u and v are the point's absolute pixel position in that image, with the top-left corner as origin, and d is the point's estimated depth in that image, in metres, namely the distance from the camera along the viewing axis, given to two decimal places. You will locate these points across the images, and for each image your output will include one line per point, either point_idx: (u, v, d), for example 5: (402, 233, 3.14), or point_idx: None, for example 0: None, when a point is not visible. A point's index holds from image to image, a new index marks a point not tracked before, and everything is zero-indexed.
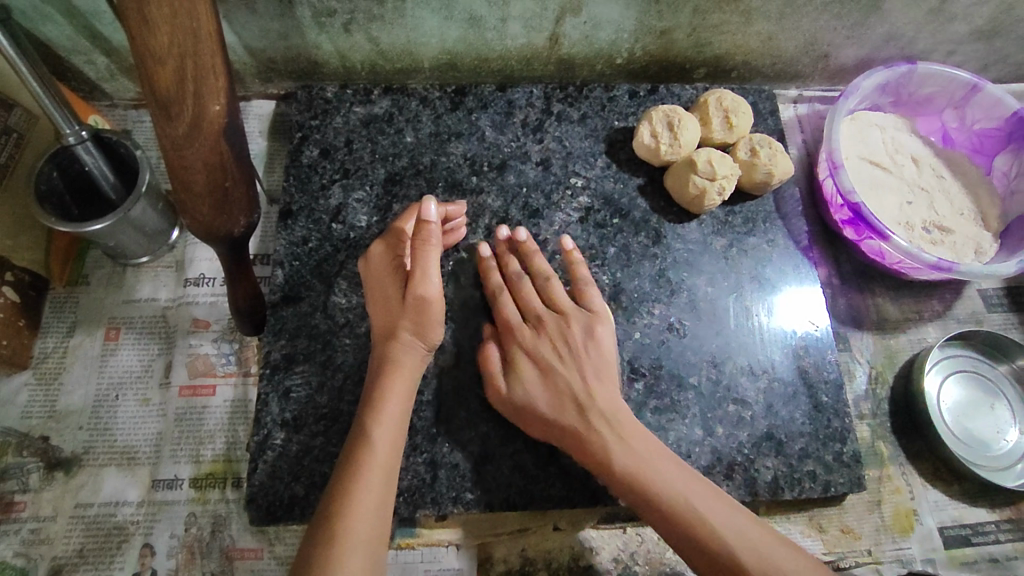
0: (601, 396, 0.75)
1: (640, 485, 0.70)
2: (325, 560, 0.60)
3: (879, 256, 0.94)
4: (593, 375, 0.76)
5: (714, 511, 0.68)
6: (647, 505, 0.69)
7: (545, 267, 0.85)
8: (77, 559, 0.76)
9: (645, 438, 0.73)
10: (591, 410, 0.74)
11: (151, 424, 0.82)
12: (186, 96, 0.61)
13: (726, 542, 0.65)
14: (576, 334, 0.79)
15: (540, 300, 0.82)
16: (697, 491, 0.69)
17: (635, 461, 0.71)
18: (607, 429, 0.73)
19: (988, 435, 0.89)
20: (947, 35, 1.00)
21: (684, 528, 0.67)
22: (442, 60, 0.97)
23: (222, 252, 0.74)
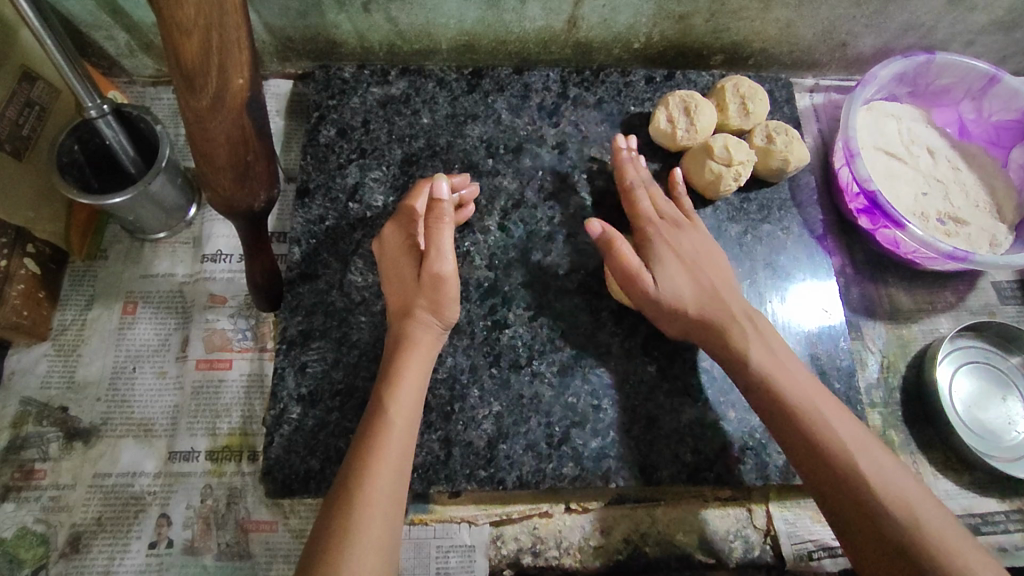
0: (777, 369, 0.71)
1: (816, 447, 0.66)
2: (345, 528, 0.61)
3: (893, 246, 0.94)
4: (767, 356, 0.72)
5: (894, 475, 0.63)
6: (837, 486, 0.64)
7: (679, 242, 0.81)
8: (95, 527, 0.77)
9: (823, 398, 0.70)
10: (777, 377, 0.71)
11: (167, 396, 0.83)
12: (211, 69, 0.62)
13: (902, 501, 0.61)
14: (732, 316, 0.75)
15: (674, 278, 0.78)
16: (890, 465, 0.64)
17: (808, 399, 0.69)
18: (815, 399, 0.69)
19: (999, 425, 0.90)
20: (968, 25, 0.99)
21: (887, 501, 0.61)
22: (460, 42, 0.97)
23: (242, 226, 0.75)
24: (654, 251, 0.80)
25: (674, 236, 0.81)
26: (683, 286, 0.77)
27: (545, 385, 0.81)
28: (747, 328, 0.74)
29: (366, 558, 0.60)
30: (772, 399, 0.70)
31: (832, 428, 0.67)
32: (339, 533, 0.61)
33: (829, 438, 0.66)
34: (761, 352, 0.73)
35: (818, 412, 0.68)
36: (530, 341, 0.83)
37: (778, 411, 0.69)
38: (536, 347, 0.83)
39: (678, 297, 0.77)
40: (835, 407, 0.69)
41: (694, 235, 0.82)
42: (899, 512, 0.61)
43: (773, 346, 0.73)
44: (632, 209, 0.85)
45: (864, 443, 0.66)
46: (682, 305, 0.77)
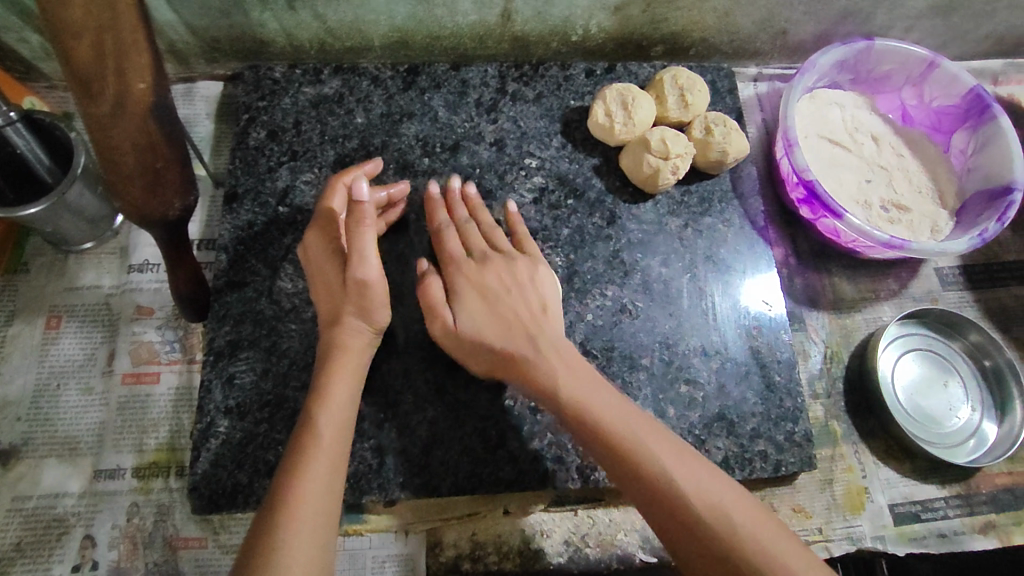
0: (589, 398, 0.67)
1: (679, 523, 0.58)
2: (270, 543, 0.58)
3: (834, 235, 0.93)
4: (570, 377, 0.69)
5: (732, 513, 0.58)
6: (689, 544, 0.57)
7: (485, 279, 0.77)
8: (15, 552, 0.75)
9: (642, 420, 0.66)
10: (586, 408, 0.66)
11: (92, 414, 0.81)
12: (107, 74, 0.58)
13: (716, 508, 0.58)
14: (526, 339, 0.73)
15: (471, 311, 0.75)
16: (714, 485, 0.60)
17: (619, 431, 0.64)
18: (622, 425, 0.65)
19: (940, 413, 0.90)
20: (906, 10, 0.98)
21: (693, 500, 0.59)
22: (393, 38, 0.94)
23: (159, 234, 0.72)
24: (455, 288, 0.77)
25: (479, 273, 0.77)
26: (480, 316, 0.75)
27: (481, 388, 0.79)
28: (554, 360, 0.71)
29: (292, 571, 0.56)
30: (605, 439, 0.64)
31: (650, 458, 0.62)
32: (266, 543, 0.58)
33: (632, 449, 0.63)
34: (485, 314, 0.75)
35: (621, 415, 0.66)
36: None
37: (613, 463, 0.63)
38: None
39: (480, 334, 0.74)
40: (649, 431, 0.64)
41: (502, 267, 0.78)
42: (756, 555, 0.55)
43: (606, 396, 0.68)
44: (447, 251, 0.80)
45: (619, 410, 0.66)
46: (481, 339, 0.74)
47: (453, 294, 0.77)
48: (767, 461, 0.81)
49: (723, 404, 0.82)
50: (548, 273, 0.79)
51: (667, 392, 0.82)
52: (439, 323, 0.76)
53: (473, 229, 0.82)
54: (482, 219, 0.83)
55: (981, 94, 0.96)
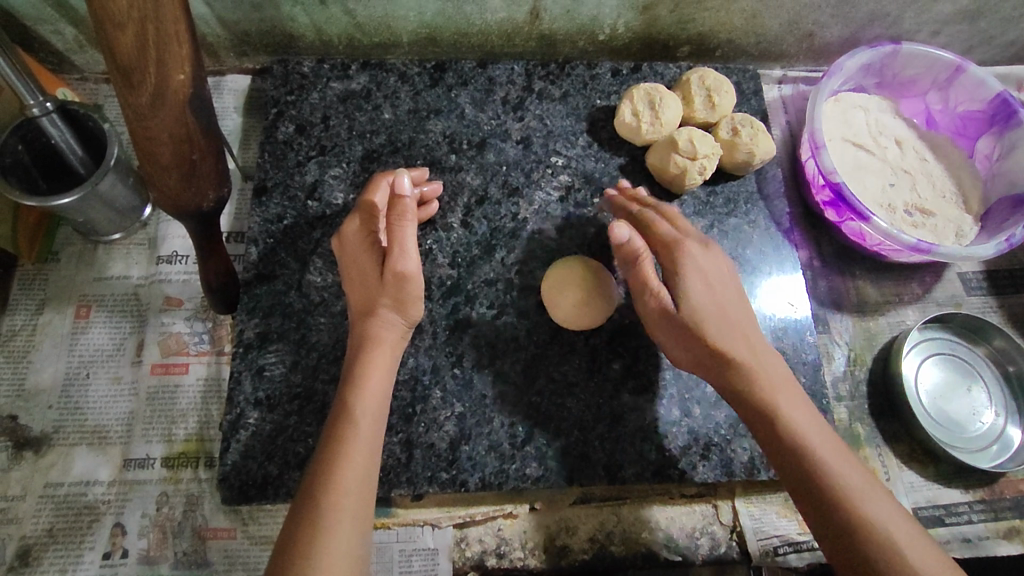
0: (759, 364, 0.66)
1: (829, 509, 0.60)
2: (312, 535, 0.58)
3: (859, 238, 0.94)
4: (745, 346, 0.67)
5: (875, 504, 0.59)
6: (825, 516, 0.60)
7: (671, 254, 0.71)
8: (46, 539, 0.75)
9: (795, 391, 0.66)
10: (771, 393, 0.65)
11: (122, 403, 0.81)
12: (148, 65, 0.59)
13: (889, 533, 0.57)
14: (729, 332, 0.67)
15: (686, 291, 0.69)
16: (871, 486, 0.61)
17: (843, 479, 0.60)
18: (777, 392, 0.65)
19: (963, 417, 0.90)
20: (933, 15, 0.99)
21: (854, 507, 0.59)
22: (421, 35, 0.95)
23: (193, 226, 0.73)
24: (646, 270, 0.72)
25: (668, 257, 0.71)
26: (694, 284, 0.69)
27: (508, 385, 0.80)
28: (730, 323, 0.68)
29: (333, 563, 0.57)
30: (790, 447, 0.63)
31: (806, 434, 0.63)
32: (309, 535, 0.58)
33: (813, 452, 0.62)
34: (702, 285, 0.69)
35: (786, 393, 0.66)
36: (493, 340, 0.82)
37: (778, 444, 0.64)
38: (498, 346, 0.82)
39: (700, 307, 0.68)
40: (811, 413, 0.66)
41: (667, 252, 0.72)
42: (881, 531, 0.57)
43: (755, 342, 0.68)
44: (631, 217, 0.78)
45: (809, 421, 0.64)
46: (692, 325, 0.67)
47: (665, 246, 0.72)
48: None
49: None
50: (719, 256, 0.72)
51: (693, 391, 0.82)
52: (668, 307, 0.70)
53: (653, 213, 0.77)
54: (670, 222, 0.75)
55: (1007, 100, 0.96)
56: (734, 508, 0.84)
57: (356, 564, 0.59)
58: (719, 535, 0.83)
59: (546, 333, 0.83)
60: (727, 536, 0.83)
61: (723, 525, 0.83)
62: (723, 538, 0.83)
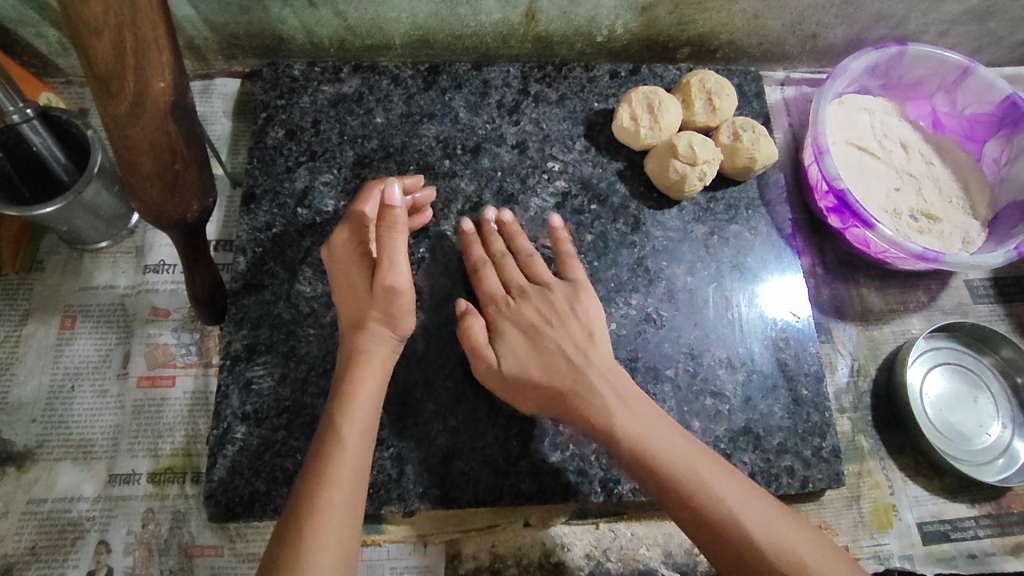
0: (648, 437, 0.67)
1: (704, 520, 0.62)
2: (295, 561, 0.56)
3: (863, 245, 0.91)
4: (615, 407, 0.69)
5: (804, 550, 0.60)
6: (711, 538, 0.62)
7: (521, 313, 0.77)
8: (29, 557, 0.74)
9: (684, 448, 0.66)
10: (620, 414, 0.69)
11: (107, 416, 0.79)
12: (127, 71, 0.56)
13: (804, 568, 0.58)
14: (570, 316, 0.76)
15: (514, 348, 0.75)
16: (786, 525, 0.61)
17: (680, 465, 0.65)
18: (618, 405, 0.70)
19: (970, 429, 0.88)
20: (941, 15, 0.96)
21: (775, 559, 0.59)
22: (414, 37, 0.92)
23: (177, 237, 0.71)
24: (516, 283, 0.79)
25: (515, 311, 0.77)
26: (522, 352, 0.74)
27: (502, 399, 0.78)
28: (599, 383, 0.71)
29: None
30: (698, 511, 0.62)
31: (709, 492, 0.63)
32: (292, 561, 0.56)
33: (714, 508, 0.62)
34: (528, 356, 0.74)
35: (660, 438, 0.67)
36: None
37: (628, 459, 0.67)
38: None
39: (524, 372, 0.73)
40: (664, 421, 0.69)
41: (544, 300, 0.77)
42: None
43: (615, 383, 0.71)
44: (489, 253, 0.81)
45: (716, 471, 0.65)
46: (527, 377, 0.73)
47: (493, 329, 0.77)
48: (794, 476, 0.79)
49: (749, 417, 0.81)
50: (590, 298, 0.78)
51: (691, 405, 0.80)
52: (602, 418, 0.69)
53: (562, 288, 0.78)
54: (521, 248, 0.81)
55: (1016, 103, 0.93)
56: None
57: None
58: None
59: None
60: None
61: None
62: None
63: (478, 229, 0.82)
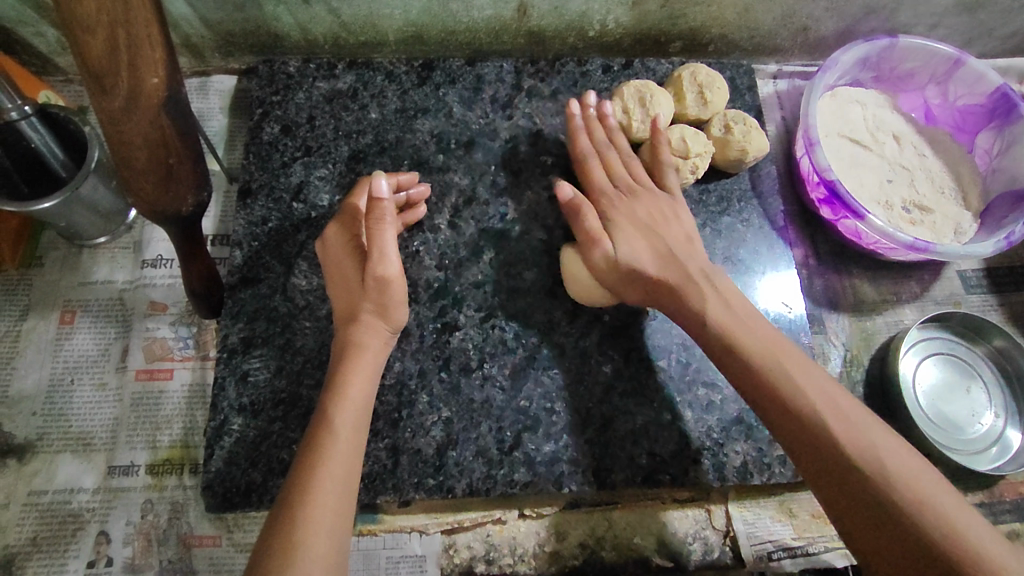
0: (736, 327, 0.69)
1: (835, 465, 0.59)
2: (288, 546, 0.57)
3: (855, 236, 0.92)
4: (723, 309, 0.70)
5: (867, 431, 0.60)
6: (829, 476, 0.59)
7: (633, 209, 0.80)
8: (30, 548, 0.75)
9: (782, 351, 0.66)
10: (778, 350, 0.66)
11: (107, 409, 0.80)
12: (120, 68, 0.57)
13: (834, 405, 0.61)
14: (687, 276, 0.74)
15: (629, 239, 0.77)
16: (879, 435, 0.59)
17: (889, 460, 0.57)
18: (764, 359, 0.66)
19: (963, 418, 0.88)
20: (931, 7, 0.96)
21: (836, 426, 0.60)
22: (408, 33, 0.93)
23: (174, 231, 0.72)
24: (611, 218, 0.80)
25: (629, 207, 0.80)
26: (639, 246, 0.77)
27: (496, 389, 0.79)
28: (707, 285, 0.72)
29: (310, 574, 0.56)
30: (753, 375, 0.66)
31: (800, 390, 0.63)
32: (285, 545, 0.57)
33: (809, 406, 0.62)
34: (642, 244, 0.77)
35: (792, 359, 0.66)
36: (481, 344, 0.81)
37: (793, 420, 0.62)
38: (486, 350, 0.80)
39: (636, 262, 0.75)
40: (862, 412, 0.61)
41: (651, 199, 0.81)
42: (857, 453, 0.58)
43: (733, 305, 0.71)
44: (601, 218, 0.80)
45: (823, 388, 0.63)
46: (637, 268, 0.75)
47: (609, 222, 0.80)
48: (786, 465, 0.80)
49: (741, 406, 0.81)
50: (686, 212, 0.81)
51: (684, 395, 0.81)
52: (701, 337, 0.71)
53: (620, 217, 0.80)
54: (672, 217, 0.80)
55: (1007, 94, 0.93)
56: (727, 513, 0.82)
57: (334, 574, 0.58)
58: (712, 540, 0.81)
59: (535, 336, 0.81)
60: (720, 541, 0.81)
61: (716, 530, 0.82)
62: (716, 543, 0.81)
63: (575, 195, 0.81)
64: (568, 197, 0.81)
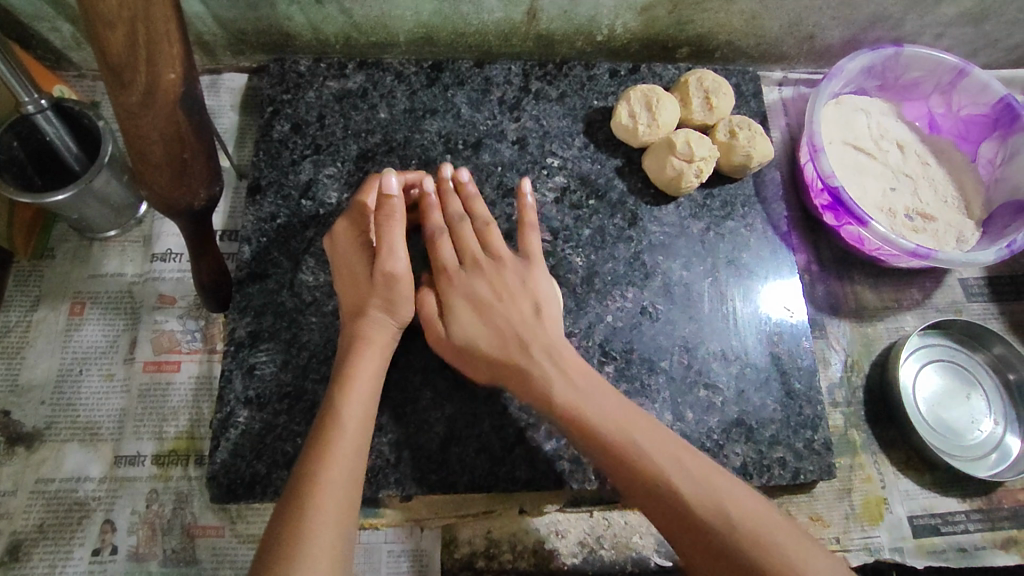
0: (586, 403, 0.67)
1: (652, 491, 0.61)
2: (295, 534, 0.58)
3: (858, 243, 0.93)
4: (568, 388, 0.68)
5: (682, 471, 0.61)
6: (641, 495, 0.62)
7: (473, 286, 0.74)
8: (37, 535, 0.76)
9: (637, 421, 0.66)
10: (582, 382, 0.69)
11: (114, 399, 0.81)
12: (139, 63, 0.58)
13: (660, 460, 0.62)
14: (535, 329, 0.73)
15: (461, 321, 0.73)
16: (655, 439, 0.64)
17: (664, 449, 0.63)
18: (610, 427, 0.65)
19: (962, 425, 0.89)
20: (937, 17, 0.97)
21: (694, 502, 0.59)
22: (418, 35, 0.94)
23: (185, 224, 0.73)
24: (468, 247, 0.77)
25: (467, 282, 0.75)
26: (477, 334, 0.73)
27: (500, 387, 0.80)
28: (545, 360, 0.70)
29: (316, 563, 0.57)
30: (631, 464, 0.62)
31: (640, 450, 0.63)
32: (292, 534, 0.58)
33: (633, 448, 0.63)
34: (483, 328, 0.73)
35: (580, 391, 0.68)
36: None
37: (635, 490, 0.62)
38: None
39: (472, 343, 0.73)
40: (698, 465, 0.62)
41: (498, 275, 0.75)
42: (701, 508, 0.58)
43: (593, 386, 0.69)
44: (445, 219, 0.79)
45: (664, 445, 0.63)
46: (481, 351, 0.73)
47: (442, 302, 0.75)
48: (785, 467, 0.81)
49: (742, 409, 0.82)
50: (542, 277, 0.77)
51: (685, 396, 0.82)
52: (433, 334, 0.75)
53: (467, 229, 0.78)
54: (476, 213, 0.80)
55: (1011, 104, 0.94)
56: None
57: (340, 563, 0.59)
58: None
59: None
60: None
61: None
62: None
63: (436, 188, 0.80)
64: (430, 192, 0.80)
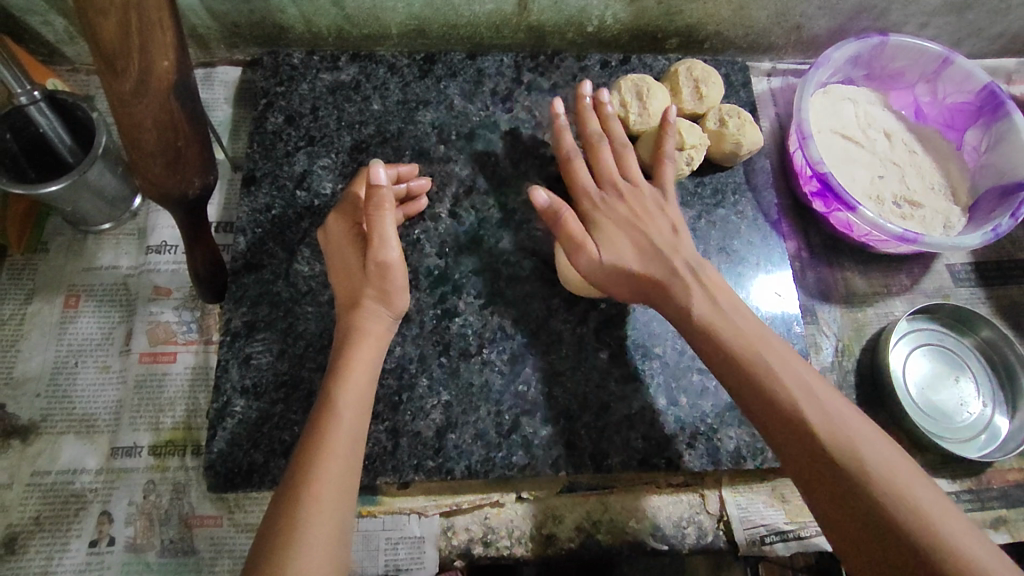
0: (724, 317, 0.69)
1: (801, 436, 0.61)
2: (291, 523, 0.59)
3: (847, 229, 0.94)
4: (706, 304, 0.70)
5: (860, 431, 0.60)
6: (799, 447, 0.61)
7: (612, 205, 0.78)
8: (34, 526, 0.76)
9: (760, 338, 0.67)
10: (716, 324, 0.69)
11: (110, 391, 0.81)
12: (132, 51, 0.59)
13: (846, 427, 0.60)
14: (675, 273, 0.73)
15: (613, 240, 0.76)
16: (826, 392, 0.63)
17: (814, 414, 0.61)
18: (740, 347, 0.67)
19: (950, 407, 0.90)
20: (921, 7, 0.99)
21: (830, 436, 0.60)
22: (411, 26, 0.95)
23: (179, 214, 0.73)
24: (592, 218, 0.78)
25: (613, 208, 0.78)
26: (619, 243, 0.75)
27: (495, 374, 0.80)
28: (692, 281, 0.72)
29: (312, 550, 0.58)
30: (783, 414, 0.62)
31: (781, 383, 0.64)
32: (288, 522, 0.59)
33: (791, 400, 0.63)
34: (623, 249, 0.75)
35: (784, 367, 0.65)
36: (480, 329, 0.82)
37: (779, 424, 0.63)
38: (486, 335, 0.82)
39: (623, 263, 0.74)
40: (825, 386, 0.64)
41: (633, 198, 0.79)
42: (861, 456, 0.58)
43: (740, 316, 0.70)
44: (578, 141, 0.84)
45: (818, 388, 0.64)
46: (624, 268, 0.74)
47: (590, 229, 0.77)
48: None
49: None
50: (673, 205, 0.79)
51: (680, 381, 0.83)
52: (583, 256, 0.75)
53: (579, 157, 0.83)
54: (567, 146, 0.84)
55: (994, 91, 0.96)
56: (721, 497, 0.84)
57: (336, 550, 0.59)
58: (706, 524, 0.83)
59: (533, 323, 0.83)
60: (714, 526, 0.83)
61: (710, 514, 0.84)
62: (710, 527, 0.83)
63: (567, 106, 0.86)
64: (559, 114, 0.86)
